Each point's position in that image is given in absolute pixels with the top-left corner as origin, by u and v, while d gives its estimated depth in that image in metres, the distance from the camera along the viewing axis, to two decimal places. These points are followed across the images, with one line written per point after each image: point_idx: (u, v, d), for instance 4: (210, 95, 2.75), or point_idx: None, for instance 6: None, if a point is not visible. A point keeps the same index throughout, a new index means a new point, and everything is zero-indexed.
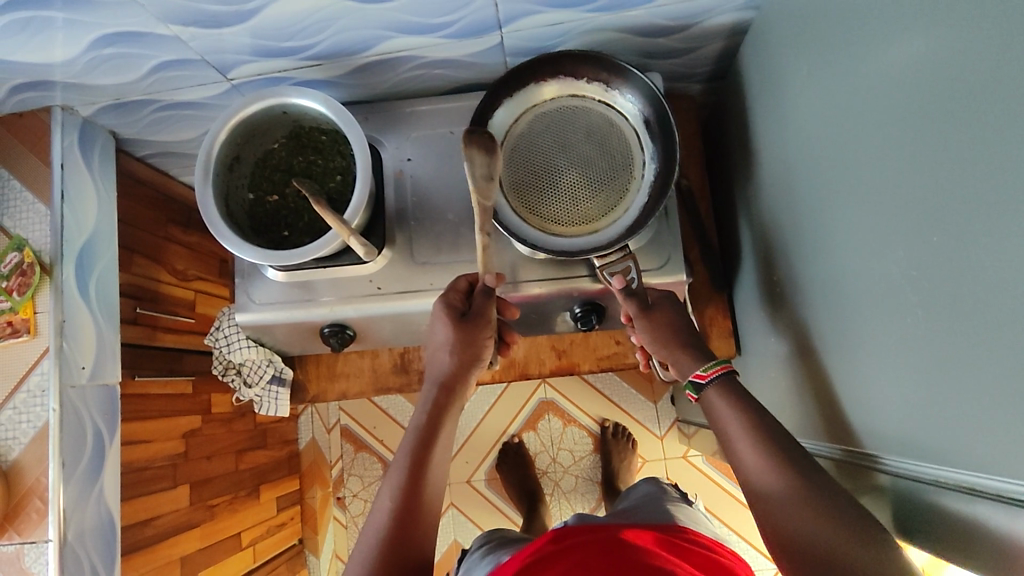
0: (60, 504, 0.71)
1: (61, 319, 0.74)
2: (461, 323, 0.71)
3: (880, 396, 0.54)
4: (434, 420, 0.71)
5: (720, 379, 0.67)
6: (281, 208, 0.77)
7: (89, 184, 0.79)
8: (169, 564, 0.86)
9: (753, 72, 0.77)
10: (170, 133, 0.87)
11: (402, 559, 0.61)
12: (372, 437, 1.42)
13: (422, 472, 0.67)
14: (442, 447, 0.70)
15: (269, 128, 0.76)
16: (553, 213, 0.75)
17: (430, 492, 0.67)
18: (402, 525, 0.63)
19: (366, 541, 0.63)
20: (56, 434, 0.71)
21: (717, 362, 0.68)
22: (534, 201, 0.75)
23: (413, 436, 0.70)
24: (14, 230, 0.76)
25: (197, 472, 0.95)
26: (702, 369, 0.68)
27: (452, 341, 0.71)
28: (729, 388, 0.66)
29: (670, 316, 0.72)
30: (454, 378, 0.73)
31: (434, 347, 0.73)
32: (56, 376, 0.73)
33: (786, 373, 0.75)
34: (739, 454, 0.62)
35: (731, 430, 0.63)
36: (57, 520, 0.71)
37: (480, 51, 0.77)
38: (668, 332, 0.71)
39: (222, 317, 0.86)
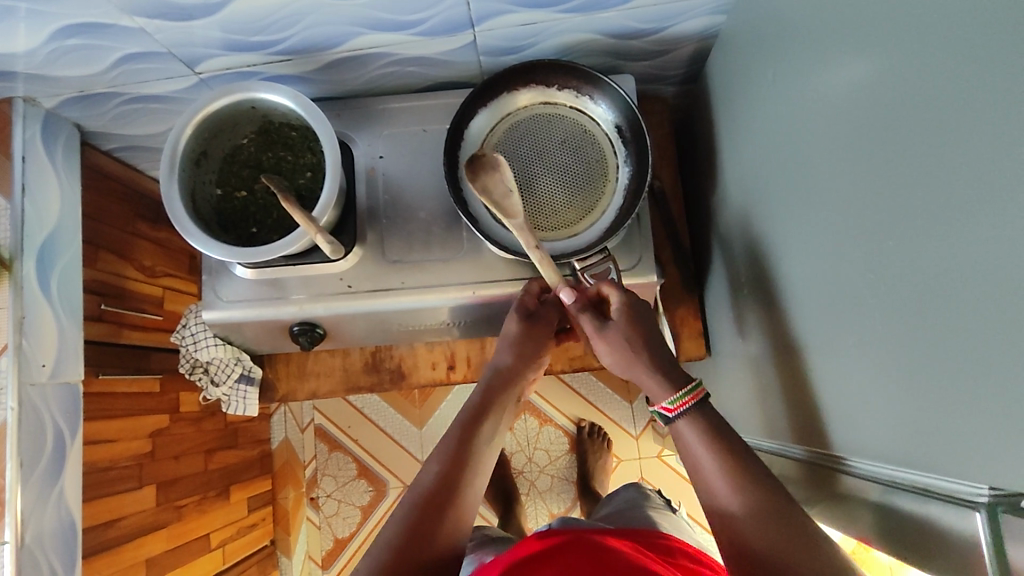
0: (17, 506, 0.69)
1: (21, 316, 0.72)
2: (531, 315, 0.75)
3: (840, 398, 0.54)
4: (487, 404, 0.71)
5: (687, 412, 0.63)
6: (249, 205, 0.76)
7: (52, 176, 0.77)
8: (134, 566, 0.85)
9: (723, 75, 0.77)
10: (138, 127, 0.85)
11: (434, 530, 0.59)
12: (346, 436, 1.41)
13: (467, 451, 0.66)
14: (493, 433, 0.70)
15: (238, 123, 0.75)
16: (533, 219, 0.75)
17: (478, 472, 0.66)
18: (441, 496, 0.61)
19: (403, 512, 0.61)
20: (15, 434, 0.70)
21: (684, 393, 0.64)
22: None
23: (464, 418, 0.69)
24: None
25: (163, 472, 0.93)
26: (668, 403, 0.64)
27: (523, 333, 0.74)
28: (698, 417, 0.63)
29: (624, 332, 0.68)
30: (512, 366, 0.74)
31: (505, 334, 0.75)
32: (15, 374, 0.71)
33: (754, 373, 0.76)
34: (699, 467, 0.61)
35: (694, 441, 0.62)
36: (14, 522, 0.69)
37: (454, 49, 0.77)
38: (625, 352, 0.68)
39: (188, 314, 0.84)
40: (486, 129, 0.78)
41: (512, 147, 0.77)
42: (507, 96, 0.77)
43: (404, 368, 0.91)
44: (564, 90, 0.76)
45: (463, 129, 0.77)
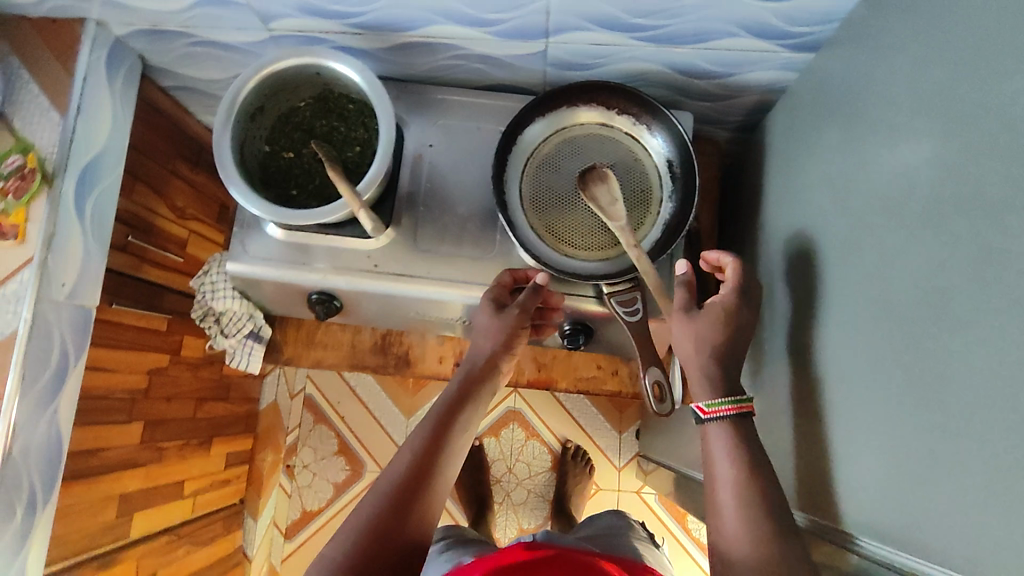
0: (12, 416, 0.69)
1: (52, 232, 0.72)
2: (505, 311, 0.72)
3: (857, 471, 0.54)
4: (465, 396, 0.69)
5: (722, 419, 0.64)
6: (294, 167, 0.76)
7: (107, 102, 0.78)
8: (109, 498, 0.85)
9: (782, 130, 0.78)
10: (200, 70, 0.86)
11: (404, 518, 0.59)
12: (332, 411, 1.42)
13: (442, 443, 0.65)
14: (466, 421, 0.68)
15: (300, 86, 0.76)
16: (568, 235, 0.76)
17: (448, 463, 0.65)
18: (411, 486, 0.61)
19: (371, 499, 0.61)
20: (23, 345, 0.69)
21: (727, 401, 0.64)
22: (550, 219, 0.76)
23: (440, 407, 0.68)
24: (23, 132, 0.74)
25: (153, 411, 0.94)
26: (704, 404, 0.64)
27: (505, 326, 0.71)
28: (738, 428, 0.64)
29: (709, 327, 0.67)
30: (492, 359, 0.71)
31: (482, 325, 0.73)
32: (35, 288, 0.70)
33: (762, 429, 0.75)
34: (719, 507, 0.61)
35: (720, 480, 0.62)
36: (7, 432, 0.68)
37: (524, 56, 0.78)
38: (692, 348, 0.67)
39: (213, 262, 0.83)
40: (540, 138, 0.78)
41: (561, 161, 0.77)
42: (567, 110, 0.78)
43: (411, 355, 0.92)
44: (622, 115, 0.77)
45: (516, 134, 0.77)
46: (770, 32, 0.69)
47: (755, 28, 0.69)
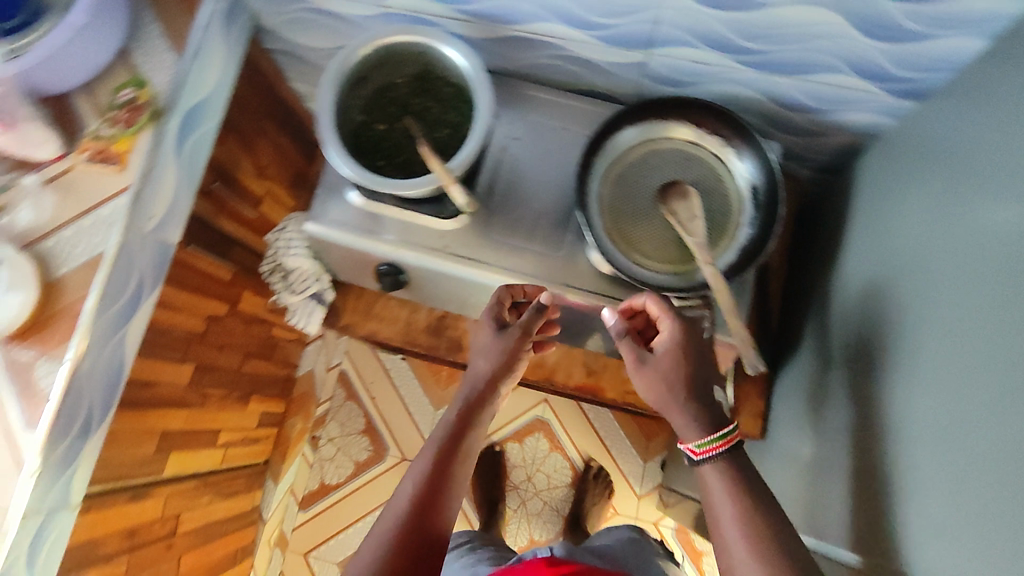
0: (88, 331, 0.68)
1: (153, 164, 0.73)
2: (503, 328, 0.73)
3: (928, 524, 0.51)
4: (468, 412, 0.70)
5: (714, 460, 0.63)
6: (383, 138, 0.78)
7: (218, 53, 0.81)
8: (151, 432, 0.87)
9: (872, 173, 0.77)
10: (305, 36, 0.89)
11: (417, 545, 0.61)
12: (365, 391, 1.45)
13: (448, 462, 0.66)
14: (469, 442, 0.69)
15: (402, 62, 0.78)
16: (640, 244, 0.75)
17: (453, 487, 0.65)
18: (423, 511, 0.62)
19: (384, 524, 0.62)
20: (109, 265, 0.69)
21: (717, 438, 0.63)
22: (624, 225, 0.75)
23: (443, 425, 0.69)
24: (139, 67, 0.76)
25: (204, 357, 0.96)
26: (694, 445, 0.64)
27: (503, 345, 0.72)
28: (726, 463, 0.63)
29: (665, 369, 0.66)
30: (490, 376, 0.72)
31: (478, 344, 0.74)
32: (129, 214, 0.71)
33: (820, 472, 0.73)
34: (722, 540, 0.60)
35: (716, 514, 0.61)
36: (80, 345, 0.67)
37: (621, 64, 0.78)
38: (657, 386, 0.66)
39: (291, 221, 0.85)
40: (626, 145, 0.77)
41: (643, 171, 0.77)
42: (657, 121, 0.77)
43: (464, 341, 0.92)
44: (711, 135, 0.76)
45: (603, 138, 0.76)
46: (875, 71, 0.69)
47: (863, 66, 0.68)
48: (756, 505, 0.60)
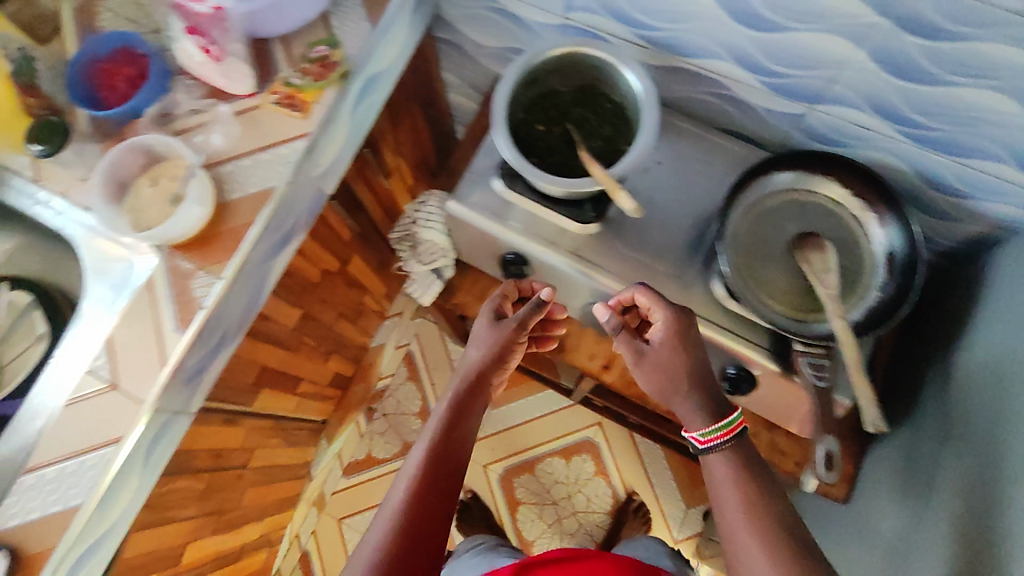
0: (245, 255, 0.73)
1: (330, 118, 0.79)
2: (500, 325, 0.77)
3: None
4: (462, 406, 0.71)
5: (720, 447, 0.64)
6: (539, 138, 0.80)
7: (402, 31, 0.86)
8: (255, 364, 0.92)
9: (1008, 266, 0.77)
10: (476, 32, 0.94)
11: (415, 542, 0.60)
12: (426, 374, 1.50)
13: (446, 455, 0.66)
14: (469, 420, 0.71)
15: (571, 73, 0.82)
16: (771, 287, 0.75)
17: (459, 459, 0.67)
18: (424, 505, 0.62)
19: (383, 519, 0.61)
20: (275, 201, 0.75)
21: (718, 428, 0.65)
22: (757, 265, 0.75)
23: (440, 416, 0.70)
24: (335, 28, 0.81)
25: (310, 305, 1.01)
26: (698, 433, 0.66)
27: (498, 339, 0.76)
28: (730, 452, 0.64)
29: (664, 360, 0.69)
30: (483, 372, 0.74)
31: (476, 339, 0.77)
32: (301, 158, 0.77)
33: (912, 549, 0.73)
34: (726, 526, 0.60)
35: (722, 501, 0.61)
36: (236, 266, 0.73)
37: (778, 113, 0.81)
38: (660, 378, 0.69)
39: (425, 197, 0.90)
40: (772, 188, 0.77)
41: (783, 216, 0.77)
42: (806, 172, 0.78)
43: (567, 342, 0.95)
44: (857, 196, 0.77)
45: (754, 177, 0.77)
46: None
47: None
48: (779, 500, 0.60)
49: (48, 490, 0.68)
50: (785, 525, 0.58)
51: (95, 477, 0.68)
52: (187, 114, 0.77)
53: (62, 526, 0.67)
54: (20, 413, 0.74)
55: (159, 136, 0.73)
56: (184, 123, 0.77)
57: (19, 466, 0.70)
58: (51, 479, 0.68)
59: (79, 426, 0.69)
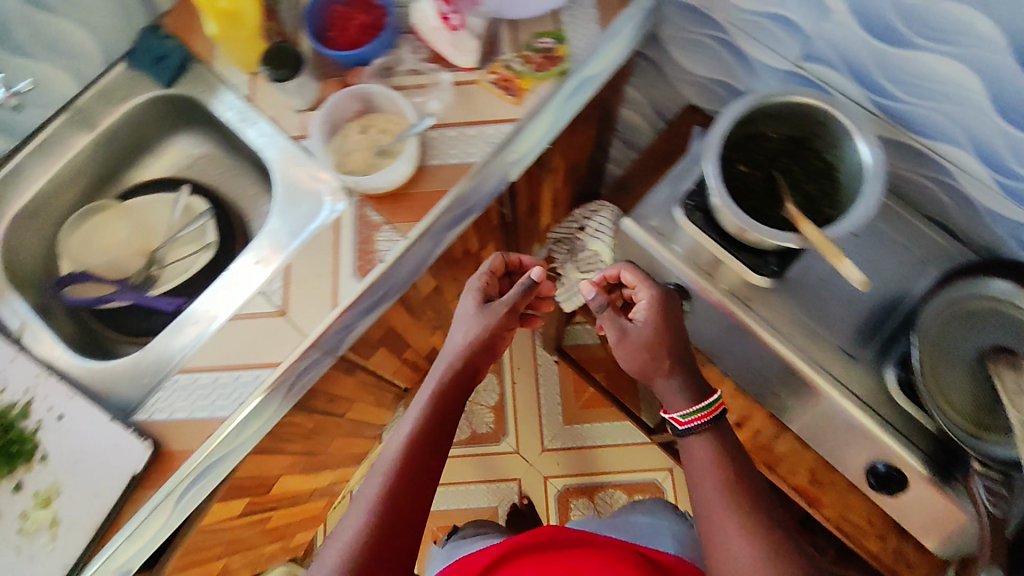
0: (432, 221, 0.74)
1: (540, 109, 0.79)
2: (489, 308, 0.74)
3: None
4: (445, 394, 0.69)
5: (700, 428, 0.66)
6: (740, 179, 0.75)
7: (623, 42, 0.86)
8: (387, 325, 0.93)
9: None
10: (686, 60, 0.92)
11: (388, 537, 0.59)
12: (508, 372, 1.50)
13: (427, 450, 0.64)
14: (451, 414, 0.69)
15: (788, 119, 0.76)
16: (948, 394, 0.68)
17: (433, 458, 0.65)
18: (396, 501, 0.61)
19: (360, 511, 0.60)
20: (472, 177, 0.75)
21: (696, 410, 0.66)
22: (939, 368, 0.69)
23: (425, 404, 0.68)
24: (564, 24, 0.81)
25: (446, 281, 1.01)
26: (679, 415, 0.67)
27: (488, 323, 0.73)
28: (707, 435, 0.66)
29: (646, 338, 0.69)
30: (471, 358, 0.71)
31: (467, 320, 0.74)
32: (506, 142, 0.77)
33: None
34: (703, 509, 0.62)
35: (700, 486, 0.63)
36: (422, 230, 0.74)
37: (997, 218, 0.74)
38: (640, 353, 0.69)
39: (606, 208, 0.88)
40: (974, 291, 0.70)
41: (981, 323, 0.69)
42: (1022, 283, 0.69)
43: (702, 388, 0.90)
44: None
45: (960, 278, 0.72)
46: None
47: None
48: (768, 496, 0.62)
49: (205, 391, 0.70)
50: (762, 510, 0.60)
51: (248, 390, 0.70)
52: (409, 74, 0.79)
53: (207, 431, 0.69)
54: (188, 312, 0.76)
55: (384, 88, 0.75)
56: (404, 81, 0.78)
57: (178, 361, 0.73)
58: (208, 382, 0.70)
59: (245, 340, 0.71)
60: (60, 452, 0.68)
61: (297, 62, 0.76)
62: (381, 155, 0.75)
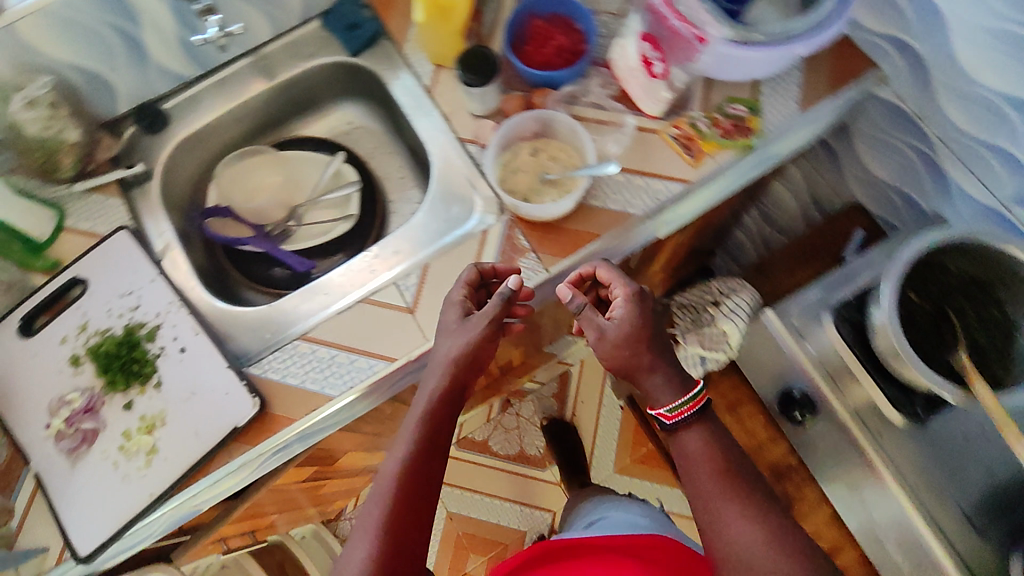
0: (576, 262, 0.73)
1: (715, 177, 0.74)
2: (470, 320, 0.66)
3: None
4: (434, 412, 0.64)
5: (688, 419, 0.64)
6: (905, 307, 0.72)
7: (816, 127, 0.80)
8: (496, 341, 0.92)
9: None
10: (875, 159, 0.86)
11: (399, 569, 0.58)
12: (572, 403, 1.46)
13: (422, 474, 0.61)
14: (445, 431, 0.64)
15: (977, 260, 0.68)
16: None
17: (429, 483, 0.62)
18: (396, 532, 0.58)
19: (366, 534, 0.59)
20: (628, 229, 0.73)
21: (686, 402, 0.63)
22: None
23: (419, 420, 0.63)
24: (763, 94, 0.76)
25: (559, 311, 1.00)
26: (666, 409, 0.64)
27: (472, 336, 0.64)
28: (694, 430, 0.64)
29: (626, 334, 0.62)
30: (458, 374, 0.64)
31: (452, 335, 0.65)
32: (671, 201, 0.74)
33: None
34: (698, 496, 0.62)
35: (692, 474, 0.63)
36: (564, 268, 0.72)
37: None
38: (619, 350, 0.63)
39: (741, 299, 0.82)
40: None
41: None
42: None
43: (797, 505, 0.87)
44: None
45: None
46: None
47: None
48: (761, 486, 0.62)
49: (318, 367, 0.72)
50: (756, 491, 0.61)
51: (359, 377, 0.72)
52: (592, 107, 0.77)
53: (310, 405, 0.71)
54: (319, 283, 0.79)
55: (567, 117, 0.74)
56: (586, 113, 0.77)
57: (300, 329, 0.75)
58: (324, 358, 0.72)
59: (368, 327, 0.73)
60: (173, 383, 0.71)
61: (496, 69, 0.75)
62: (545, 183, 0.74)
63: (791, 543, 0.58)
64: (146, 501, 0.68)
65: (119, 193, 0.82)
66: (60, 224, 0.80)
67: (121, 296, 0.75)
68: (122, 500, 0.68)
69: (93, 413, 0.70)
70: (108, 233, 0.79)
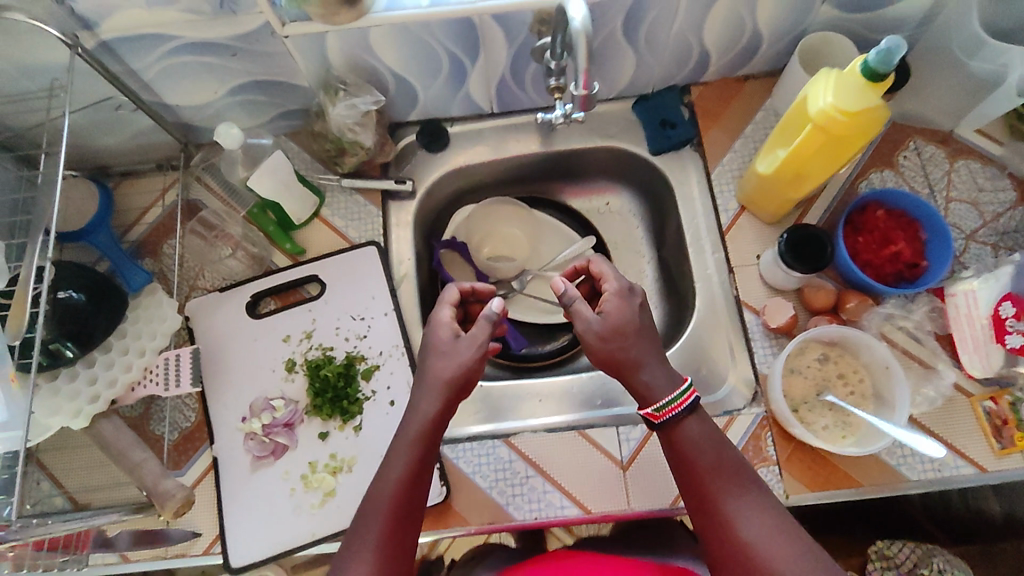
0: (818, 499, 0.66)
1: (1016, 475, 0.64)
2: (459, 340, 0.59)
3: None
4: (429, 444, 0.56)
5: (681, 412, 0.58)
6: None
7: None
8: None
9: None
10: None
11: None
12: None
13: (412, 493, 0.55)
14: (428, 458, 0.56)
15: None
16: None
17: (417, 501, 0.55)
18: (392, 543, 0.53)
19: (366, 532, 0.53)
20: (894, 490, 0.65)
21: (680, 395, 0.58)
22: None
23: (418, 428, 0.56)
24: None
25: None
26: (655, 409, 0.58)
27: (462, 358, 0.58)
28: (689, 421, 0.59)
29: (619, 320, 0.60)
30: (454, 394, 0.58)
31: (442, 355, 0.58)
32: (955, 481, 0.64)
33: None
34: (699, 491, 0.57)
35: (690, 464, 0.58)
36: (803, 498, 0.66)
37: None
38: (610, 337, 0.60)
39: None
40: None
41: None
42: None
43: None
44: None
45: None
46: None
47: None
48: (749, 480, 0.57)
49: (510, 479, 0.69)
50: (750, 490, 0.56)
51: (547, 512, 0.68)
52: (906, 335, 0.70)
53: (493, 517, 0.68)
54: (535, 386, 0.76)
55: (888, 352, 0.65)
56: (896, 338, 0.70)
57: (510, 427, 0.73)
58: (519, 472, 0.69)
59: (575, 461, 0.69)
60: (373, 432, 0.69)
61: (830, 261, 0.67)
62: (822, 402, 0.68)
63: (791, 536, 0.54)
64: (305, 539, 0.66)
65: (380, 203, 0.79)
66: (317, 213, 0.78)
67: (353, 319, 0.74)
68: (286, 527, 0.67)
69: (290, 429, 0.69)
70: (358, 242, 0.77)
